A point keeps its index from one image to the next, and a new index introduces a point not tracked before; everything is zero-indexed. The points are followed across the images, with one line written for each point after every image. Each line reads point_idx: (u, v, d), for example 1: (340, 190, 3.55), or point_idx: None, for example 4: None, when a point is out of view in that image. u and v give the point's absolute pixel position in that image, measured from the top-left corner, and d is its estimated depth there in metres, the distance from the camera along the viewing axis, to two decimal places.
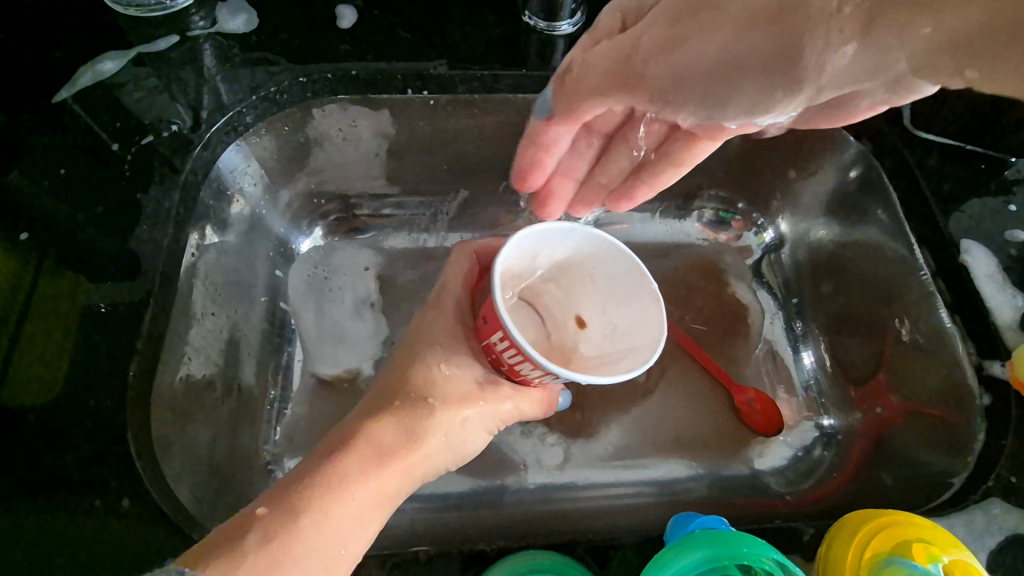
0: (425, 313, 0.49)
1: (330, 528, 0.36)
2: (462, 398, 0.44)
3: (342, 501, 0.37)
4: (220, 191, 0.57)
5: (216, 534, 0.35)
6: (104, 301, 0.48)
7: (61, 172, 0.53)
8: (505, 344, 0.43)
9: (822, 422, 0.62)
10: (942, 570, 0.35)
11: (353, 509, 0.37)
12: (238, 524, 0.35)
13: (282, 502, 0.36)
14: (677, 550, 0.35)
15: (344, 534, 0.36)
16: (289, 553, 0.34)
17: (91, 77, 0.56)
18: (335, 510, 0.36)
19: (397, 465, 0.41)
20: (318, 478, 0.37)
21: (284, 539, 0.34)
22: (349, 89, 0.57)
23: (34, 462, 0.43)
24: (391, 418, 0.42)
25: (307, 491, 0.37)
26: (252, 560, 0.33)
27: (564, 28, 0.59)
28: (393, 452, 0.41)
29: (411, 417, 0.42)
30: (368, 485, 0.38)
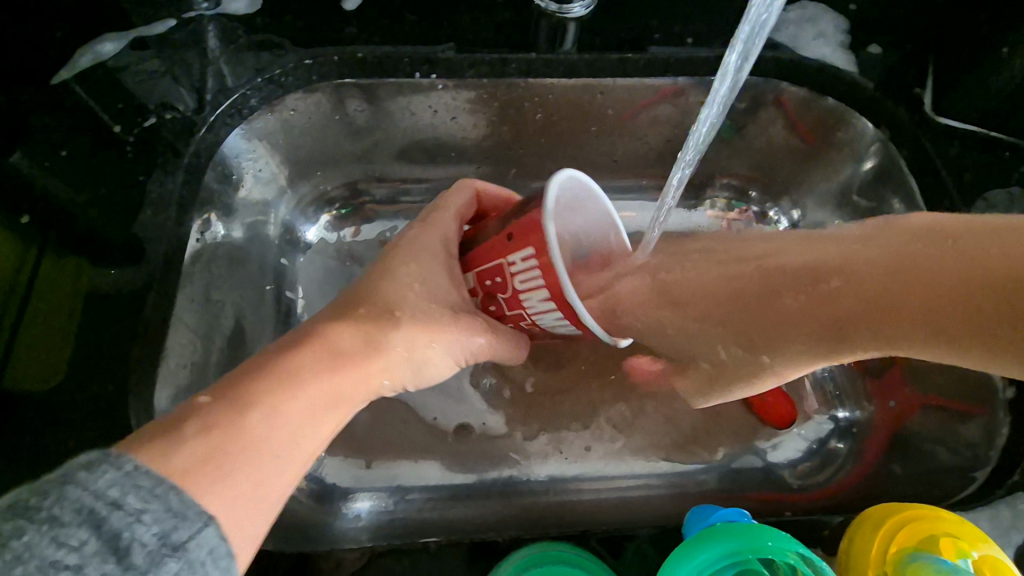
0: (412, 231, 0.48)
1: (281, 420, 0.34)
2: (428, 310, 0.44)
3: (294, 395, 0.35)
4: (226, 174, 0.56)
5: (151, 425, 0.32)
6: (106, 285, 0.47)
7: (62, 153, 0.52)
8: (528, 266, 0.41)
9: (836, 415, 0.60)
10: (970, 565, 0.34)
11: (306, 405, 0.36)
12: (177, 415, 0.32)
13: (227, 395, 0.34)
14: (697, 544, 0.34)
15: (295, 427, 0.35)
16: (234, 438, 0.32)
17: (91, 58, 0.55)
18: (288, 404, 0.35)
19: (356, 369, 0.40)
20: (269, 370, 0.36)
21: (227, 428, 0.32)
22: (355, 73, 0.56)
23: (34, 448, 0.42)
24: (356, 324, 0.41)
25: (254, 385, 0.35)
26: (194, 442, 0.31)
27: (575, 10, 0.57)
28: (355, 356, 0.40)
29: (375, 327, 0.42)
30: (321, 382, 0.37)
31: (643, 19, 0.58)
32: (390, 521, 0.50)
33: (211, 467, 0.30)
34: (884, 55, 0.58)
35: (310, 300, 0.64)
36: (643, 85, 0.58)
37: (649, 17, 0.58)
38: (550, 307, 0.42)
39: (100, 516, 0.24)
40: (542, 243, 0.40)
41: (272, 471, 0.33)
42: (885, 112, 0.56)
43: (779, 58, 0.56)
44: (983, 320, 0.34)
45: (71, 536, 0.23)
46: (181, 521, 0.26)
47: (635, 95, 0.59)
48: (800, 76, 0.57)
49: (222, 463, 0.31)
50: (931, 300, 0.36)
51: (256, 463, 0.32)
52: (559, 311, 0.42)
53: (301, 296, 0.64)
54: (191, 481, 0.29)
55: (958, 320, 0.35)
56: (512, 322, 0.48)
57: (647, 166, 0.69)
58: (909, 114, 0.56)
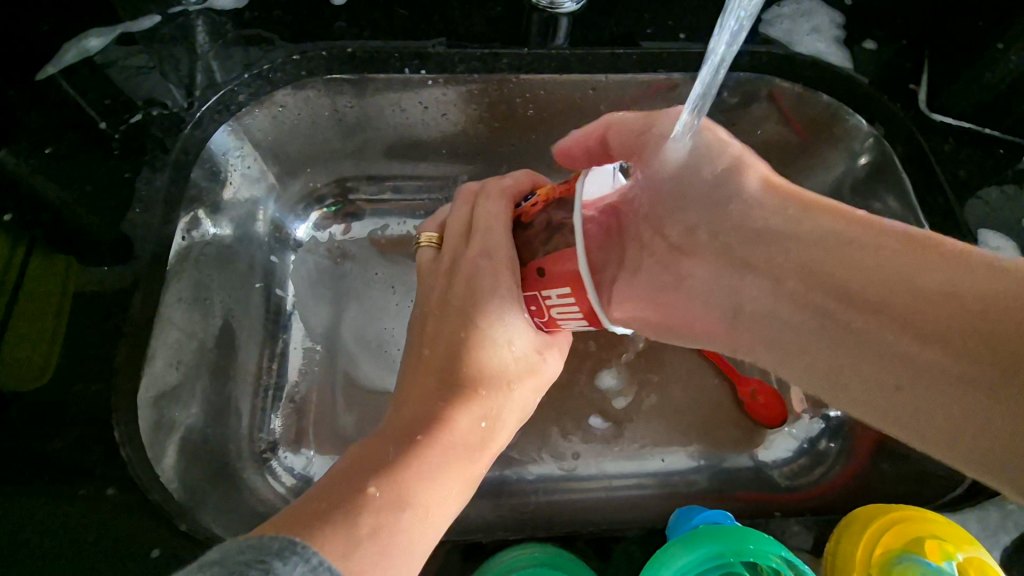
0: (465, 260, 0.43)
1: (432, 521, 0.33)
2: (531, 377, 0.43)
3: (440, 490, 0.34)
4: (214, 172, 0.55)
5: (316, 517, 0.30)
6: (92, 283, 0.47)
7: (47, 150, 0.52)
8: (564, 300, 0.38)
9: (828, 414, 0.59)
10: (956, 568, 0.34)
11: (448, 499, 0.35)
12: (344, 504, 0.31)
13: (391, 488, 0.32)
14: (680, 546, 0.34)
15: (441, 528, 0.34)
16: (400, 543, 0.30)
17: (76, 54, 0.54)
18: (438, 501, 0.34)
19: (481, 458, 0.39)
20: (414, 459, 0.35)
21: (394, 530, 0.31)
22: (344, 67, 0.55)
23: (19, 448, 0.42)
24: (474, 403, 0.39)
25: (409, 477, 0.33)
26: (369, 544, 0.29)
27: (567, 5, 0.56)
28: (478, 443, 0.39)
29: (493, 406, 0.40)
30: (458, 473, 0.36)
31: (636, 15, 0.57)
32: None
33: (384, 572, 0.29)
34: (879, 51, 0.58)
35: (300, 299, 0.64)
36: (635, 81, 0.57)
37: (642, 12, 0.58)
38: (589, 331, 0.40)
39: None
40: (578, 279, 0.36)
41: None
42: (879, 108, 0.56)
43: (772, 53, 0.56)
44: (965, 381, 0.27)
45: None
46: None
47: (628, 92, 0.58)
48: (795, 72, 0.56)
49: (389, 570, 0.29)
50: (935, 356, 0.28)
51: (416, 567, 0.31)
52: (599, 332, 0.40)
53: (291, 294, 0.64)
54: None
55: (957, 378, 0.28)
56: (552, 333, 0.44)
57: None
58: (904, 110, 0.56)
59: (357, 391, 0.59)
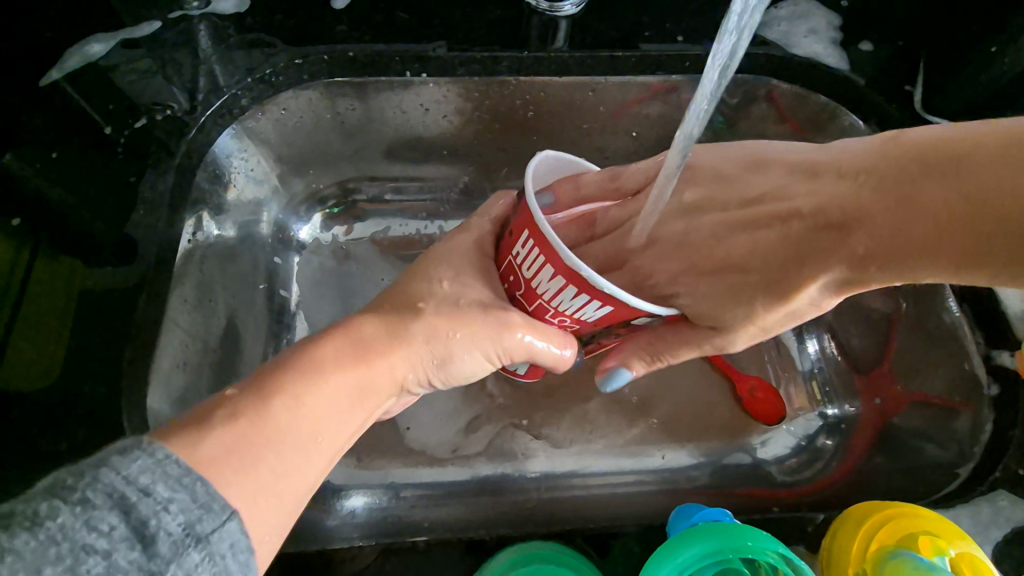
0: (447, 238, 0.49)
1: (306, 412, 0.33)
2: (452, 310, 0.43)
3: (319, 385, 0.35)
4: (217, 175, 0.56)
5: (178, 420, 0.31)
6: (98, 287, 0.47)
7: (53, 154, 0.52)
8: (529, 249, 0.40)
9: (826, 411, 0.60)
10: (947, 562, 0.35)
11: (329, 396, 0.35)
12: (204, 409, 0.31)
13: (251, 385, 0.33)
14: (679, 544, 0.35)
15: (320, 420, 0.34)
16: (264, 428, 0.31)
17: (80, 59, 0.55)
18: (316, 394, 0.34)
19: (381, 365, 0.39)
20: (295, 360, 0.35)
21: (257, 416, 0.31)
22: (346, 71, 0.55)
23: (28, 448, 0.42)
24: (377, 317, 0.42)
25: (280, 376, 0.34)
26: (221, 432, 0.30)
27: (566, 8, 0.56)
28: (379, 349, 0.40)
29: (398, 320, 0.42)
30: (347, 375, 0.37)
31: (634, 17, 0.58)
32: (383, 518, 0.50)
33: (237, 456, 0.29)
34: (876, 52, 0.58)
35: (303, 300, 0.64)
36: (634, 83, 0.58)
37: (641, 13, 0.58)
38: (561, 284, 0.40)
39: (130, 502, 0.24)
40: (530, 218, 0.39)
41: (300, 462, 0.32)
42: (875, 110, 0.56)
43: (770, 55, 0.56)
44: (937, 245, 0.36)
45: (101, 521, 0.23)
46: (211, 512, 0.25)
47: (626, 93, 0.59)
48: (792, 73, 0.57)
49: (249, 455, 0.30)
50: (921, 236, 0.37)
51: (283, 455, 0.31)
52: (568, 285, 0.39)
53: (294, 295, 0.64)
54: (216, 474, 0.28)
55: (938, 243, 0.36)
56: (555, 320, 0.44)
57: (639, 163, 0.69)
58: (900, 111, 0.56)
59: None
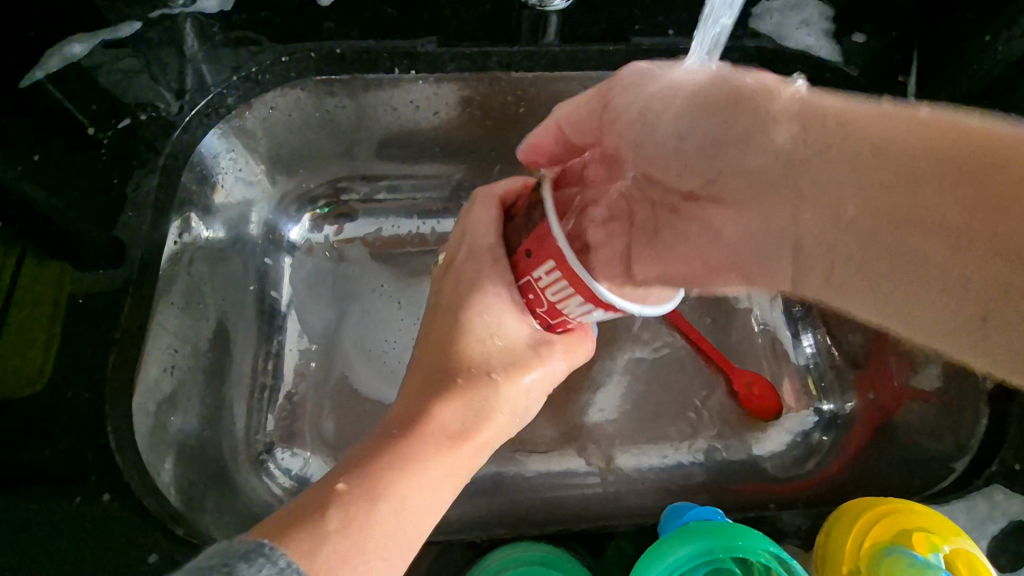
0: (462, 266, 0.44)
1: (408, 512, 0.34)
2: (515, 364, 0.43)
3: (421, 483, 0.35)
4: (204, 176, 0.55)
5: (289, 516, 0.32)
6: (83, 291, 0.47)
7: (35, 157, 0.51)
8: (553, 278, 0.38)
9: (823, 406, 0.60)
10: (943, 559, 0.35)
11: (430, 491, 0.35)
12: (316, 500, 0.32)
13: (361, 481, 0.34)
14: (669, 543, 0.35)
15: (418, 520, 0.34)
16: (370, 539, 0.31)
17: (60, 60, 0.54)
18: (417, 490, 0.35)
19: (468, 446, 0.39)
20: (395, 454, 0.36)
21: (367, 521, 0.32)
22: (335, 68, 0.55)
23: (13, 455, 0.42)
24: (460, 396, 0.40)
25: (387, 471, 0.35)
26: (338, 538, 0.31)
27: (557, 3, 0.55)
28: (464, 432, 0.39)
29: (480, 397, 0.41)
30: (444, 463, 0.37)
31: (623, 11, 0.57)
32: None
33: (352, 565, 0.30)
34: (869, 44, 0.58)
35: (293, 301, 0.63)
36: None
37: (632, 7, 0.57)
38: (589, 308, 0.39)
39: None
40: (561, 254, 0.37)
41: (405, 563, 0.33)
42: None
43: (762, 47, 0.56)
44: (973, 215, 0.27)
45: None
46: None
47: None
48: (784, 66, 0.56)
49: (362, 563, 0.31)
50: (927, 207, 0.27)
51: (390, 561, 0.32)
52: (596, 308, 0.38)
53: (285, 296, 0.64)
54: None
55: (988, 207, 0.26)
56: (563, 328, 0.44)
57: None
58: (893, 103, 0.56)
59: (351, 393, 0.59)
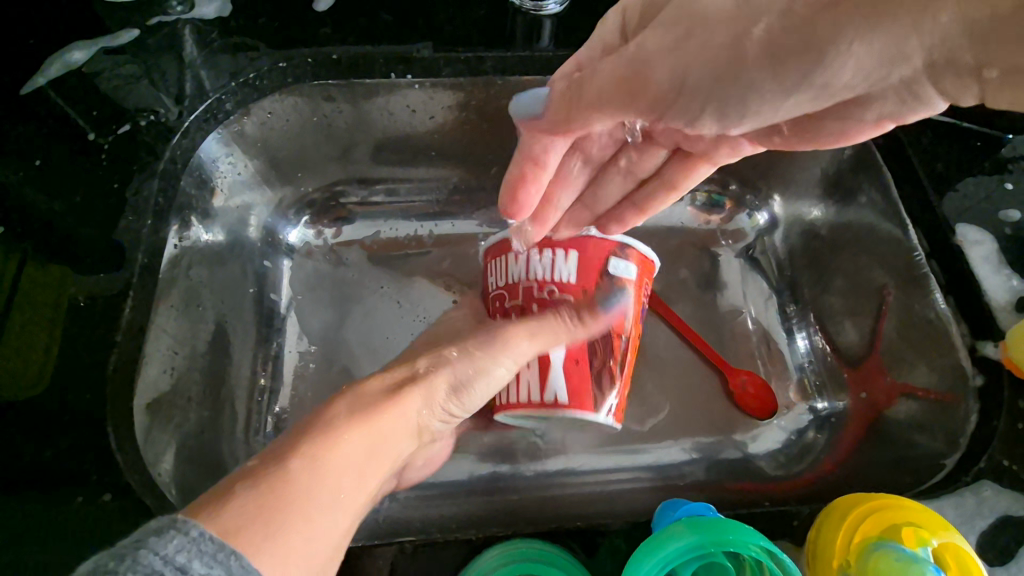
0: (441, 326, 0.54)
1: (327, 470, 0.34)
2: (422, 363, 0.46)
3: (335, 446, 0.35)
4: (203, 180, 0.56)
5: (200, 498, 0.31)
6: (83, 293, 0.47)
7: (37, 162, 0.52)
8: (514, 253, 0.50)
9: (816, 405, 0.61)
10: (931, 553, 0.35)
11: (346, 450, 0.36)
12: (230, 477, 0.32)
13: (272, 456, 0.34)
14: (661, 539, 0.35)
15: (337, 473, 0.34)
16: (284, 494, 0.31)
17: (60, 68, 0.55)
18: (333, 451, 0.35)
19: (390, 413, 0.41)
20: (308, 430, 0.36)
21: (281, 481, 0.32)
22: (331, 72, 0.55)
23: (15, 456, 0.42)
24: (374, 382, 0.43)
25: (299, 443, 0.35)
26: (248, 498, 0.30)
27: (551, 7, 0.57)
28: (382, 403, 0.41)
29: (398, 380, 0.44)
30: (361, 428, 0.38)
31: None
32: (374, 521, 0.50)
33: (266, 519, 0.29)
34: None
35: (292, 304, 0.64)
36: None
37: None
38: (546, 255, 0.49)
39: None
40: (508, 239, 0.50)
41: (330, 517, 0.32)
42: None
43: None
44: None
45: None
46: None
47: None
48: None
49: (280, 518, 0.30)
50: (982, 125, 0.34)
51: (313, 513, 0.31)
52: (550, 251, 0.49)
53: (284, 298, 0.64)
54: (242, 540, 0.28)
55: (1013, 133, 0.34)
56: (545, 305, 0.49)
57: None
58: None
59: None
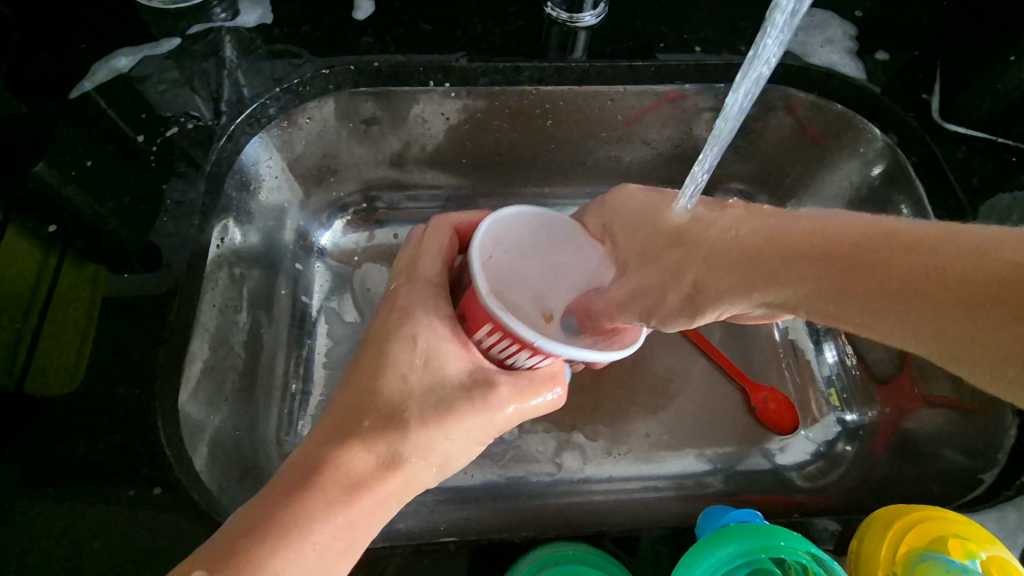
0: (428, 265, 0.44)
1: None
2: (418, 409, 0.38)
3: (297, 557, 0.32)
4: (243, 183, 0.57)
5: None
6: (130, 291, 0.48)
7: (87, 163, 0.53)
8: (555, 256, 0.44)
9: (845, 417, 0.61)
10: (978, 566, 0.35)
11: (309, 559, 0.33)
12: None
13: (225, 558, 0.32)
14: (709, 544, 0.35)
15: None
16: None
17: (107, 73, 0.56)
18: (287, 564, 0.32)
19: (367, 501, 0.36)
20: (273, 524, 0.33)
21: None
22: (370, 82, 0.57)
23: (62, 450, 0.43)
24: (363, 444, 0.37)
25: (255, 548, 0.32)
26: None
27: (586, 19, 0.58)
28: (363, 483, 0.36)
29: (386, 442, 0.37)
30: (330, 527, 0.34)
31: (651, 27, 0.59)
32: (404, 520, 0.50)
33: None
34: (891, 61, 0.59)
35: (324, 306, 0.65)
36: (650, 92, 0.59)
37: (658, 26, 0.60)
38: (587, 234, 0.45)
39: None
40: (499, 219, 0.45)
41: None
42: (890, 117, 0.57)
43: (787, 65, 0.58)
44: (973, 283, 0.28)
45: None
46: None
47: (640, 103, 0.61)
48: (805, 81, 0.58)
49: None
50: (896, 259, 0.31)
51: None
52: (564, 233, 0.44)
53: (316, 301, 0.65)
54: None
55: (933, 281, 0.30)
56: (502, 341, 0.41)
57: (656, 173, 0.70)
58: (916, 120, 0.57)
59: None
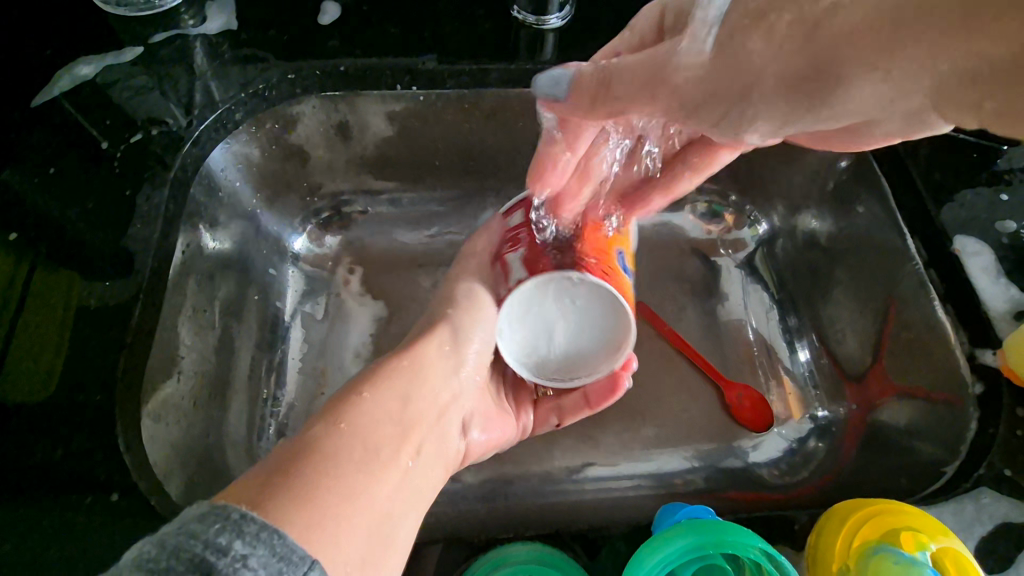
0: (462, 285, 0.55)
1: (356, 432, 0.37)
2: (417, 334, 0.50)
3: (359, 412, 0.39)
4: (211, 188, 0.57)
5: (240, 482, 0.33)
6: (95, 297, 0.48)
7: (50, 169, 0.53)
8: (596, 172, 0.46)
9: (816, 414, 0.62)
10: (929, 557, 0.35)
11: (370, 414, 0.39)
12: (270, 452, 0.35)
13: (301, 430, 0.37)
14: (662, 539, 0.35)
15: (369, 435, 0.37)
16: (317, 449, 0.34)
17: (71, 80, 0.56)
18: (352, 416, 0.38)
19: (403, 381, 0.44)
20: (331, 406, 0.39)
21: (315, 443, 0.35)
22: (337, 84, 0.57)
23: (24, 457, 0.43)
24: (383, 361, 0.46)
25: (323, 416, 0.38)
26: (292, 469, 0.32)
27: (552, 21, 0.59)
28: (395, 372, 0.44)
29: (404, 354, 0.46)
30: (381, 396, 0.41)
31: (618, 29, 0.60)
32: None
33: (311, 477, 0.32)
34: None
35: (297, 311, 0.65)
36: None
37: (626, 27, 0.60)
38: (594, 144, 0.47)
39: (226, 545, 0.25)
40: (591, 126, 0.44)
41: (367, 467, 0.35)
42: None
43: None
44: None
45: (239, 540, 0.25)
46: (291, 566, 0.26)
47: None
48: None
49: (323, 467, 0.33)
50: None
51: (350, 461, 0.34)
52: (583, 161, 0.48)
53: (289, 306, 0.65)
54: (276, 501, 0.30)
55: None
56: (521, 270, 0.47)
57: None
58: None
59: None
